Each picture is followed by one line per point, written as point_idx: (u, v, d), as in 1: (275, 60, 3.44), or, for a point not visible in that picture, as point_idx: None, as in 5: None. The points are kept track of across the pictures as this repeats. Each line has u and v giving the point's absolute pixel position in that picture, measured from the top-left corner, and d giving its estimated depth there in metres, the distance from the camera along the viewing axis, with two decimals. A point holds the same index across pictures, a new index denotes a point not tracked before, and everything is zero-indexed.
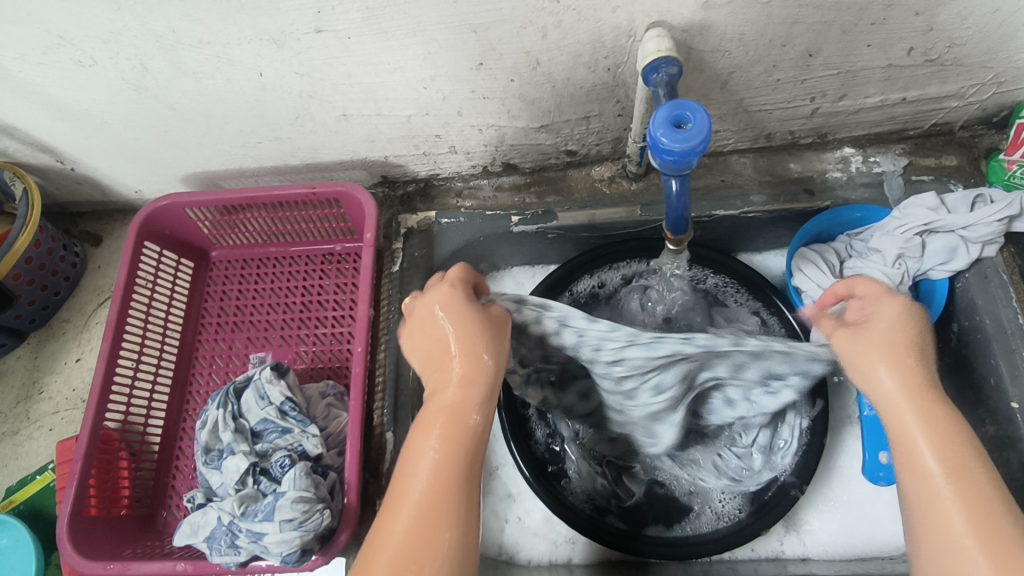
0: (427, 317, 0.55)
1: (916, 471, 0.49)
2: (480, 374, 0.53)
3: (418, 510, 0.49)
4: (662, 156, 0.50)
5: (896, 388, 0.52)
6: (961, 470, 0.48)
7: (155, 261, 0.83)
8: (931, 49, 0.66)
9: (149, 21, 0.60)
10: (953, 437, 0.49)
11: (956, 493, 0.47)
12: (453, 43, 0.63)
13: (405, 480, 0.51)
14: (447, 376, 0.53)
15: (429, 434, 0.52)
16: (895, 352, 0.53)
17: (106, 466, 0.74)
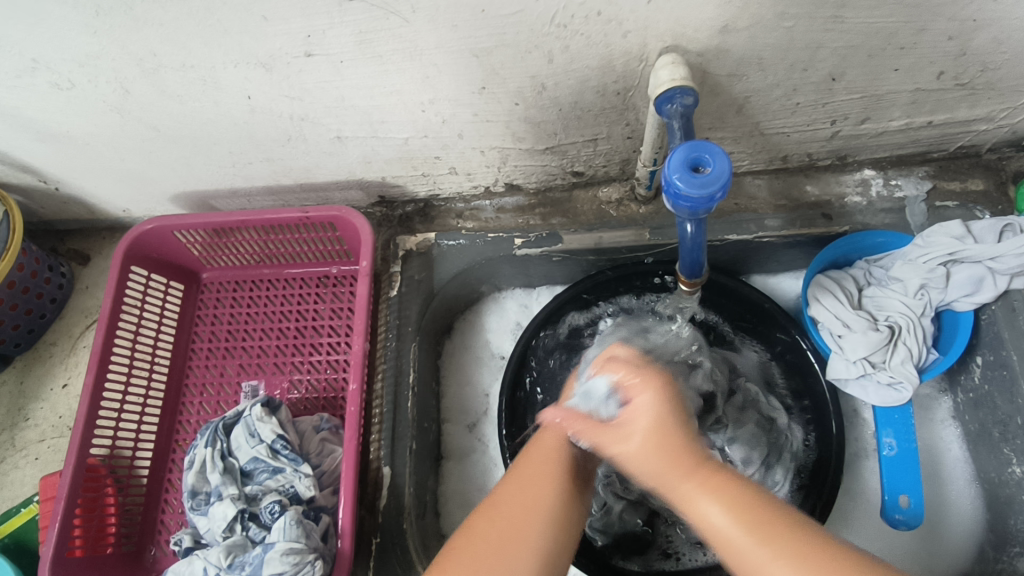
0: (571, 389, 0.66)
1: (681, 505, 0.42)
2: None
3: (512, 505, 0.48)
4: (677, 201, 0.47)
5: (632, 443, 0.45)
6: (716, 489, 0.41)
7: (143, 285, 0.80)
8: (963, 73, 0.62)
9: (128, 45, 0.56)
10: (722, 488, 0.41)
11: (726, 510, 0.40)
12: (452, 68, 0.60)
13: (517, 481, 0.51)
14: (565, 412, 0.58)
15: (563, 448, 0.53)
16: (647, 411, 0.46)
17: (92, 502, 0.71)
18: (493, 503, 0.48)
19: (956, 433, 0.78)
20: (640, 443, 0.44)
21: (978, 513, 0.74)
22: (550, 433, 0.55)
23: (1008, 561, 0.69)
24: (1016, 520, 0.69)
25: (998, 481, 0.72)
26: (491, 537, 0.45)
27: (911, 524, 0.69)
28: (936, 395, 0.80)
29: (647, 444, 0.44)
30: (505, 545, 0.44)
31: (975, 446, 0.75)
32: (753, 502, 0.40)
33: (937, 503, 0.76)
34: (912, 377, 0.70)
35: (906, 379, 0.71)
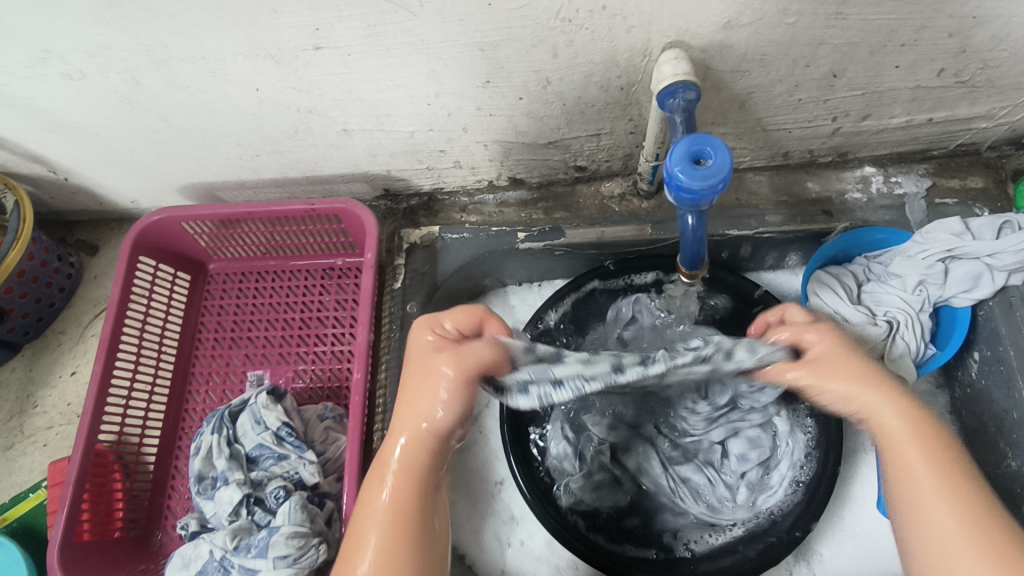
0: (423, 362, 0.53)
1: (897, 460, 0.49)
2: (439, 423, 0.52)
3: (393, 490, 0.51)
4: (679, 193, 0.47)
5: (851, 385, 0.51)
6: (933, 447, 0.48)
7: (150, 275, 0.81)
8: (962, 71, 0.63)
9: (138, 35, 0.57)
10: (942, 457, 0.48)
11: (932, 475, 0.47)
12: (458, 61, 0.60)
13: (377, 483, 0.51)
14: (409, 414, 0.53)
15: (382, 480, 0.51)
16: (847, 364, 0.52)
17: (100, 487, 0.72)
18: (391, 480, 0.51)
19: (952, 429, 0.78)
20: (823, 342, 0.54)
21: None
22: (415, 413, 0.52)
23: None
24: (1011, 513, 0.70)
25: (993, 474, 0.73)
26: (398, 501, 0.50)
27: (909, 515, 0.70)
28: (933, 392, 0.80)
29: (831, 355, 0.53)
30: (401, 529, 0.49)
31: (971, 441, 0.76)
32: (950, 462, 0.47)
33: None
34: (910, 371, 0.71)
35: (904, 373, 0.71)
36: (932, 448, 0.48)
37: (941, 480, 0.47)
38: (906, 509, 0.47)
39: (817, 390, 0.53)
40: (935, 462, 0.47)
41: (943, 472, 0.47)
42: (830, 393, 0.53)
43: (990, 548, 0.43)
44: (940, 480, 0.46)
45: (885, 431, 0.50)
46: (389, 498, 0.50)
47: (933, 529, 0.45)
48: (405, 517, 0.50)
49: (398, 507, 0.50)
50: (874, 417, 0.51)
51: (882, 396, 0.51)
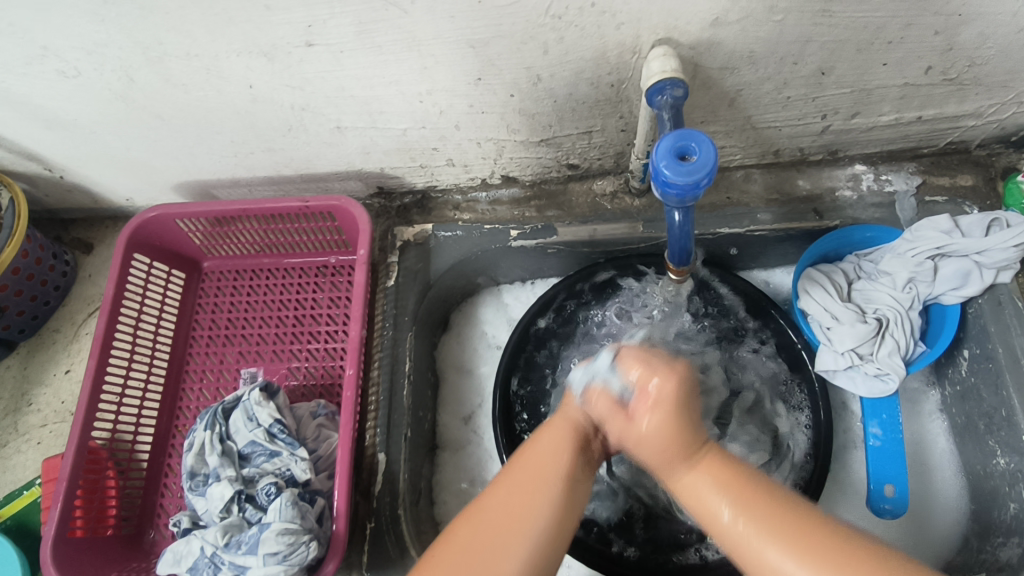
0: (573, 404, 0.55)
1: (693, 499, 0.46)
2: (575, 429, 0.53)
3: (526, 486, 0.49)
4: (665, 189, 0.48)
5: (666, 433, 0.47)
6: (731, 483, 0.45)
7: (144, 273, 0.81)
8: (950, 68, 0.63)
9: (133, 33, 0.57)
10: (740, 488, 0.45)
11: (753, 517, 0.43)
12: (449, 58, 0.61)
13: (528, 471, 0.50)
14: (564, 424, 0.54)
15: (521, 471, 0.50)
16: (668, 412, 0.48)
17: (93, 485, 0.73)
18: (526, 453, 0.52)
19: (943, 426, 0.79)
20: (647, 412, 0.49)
21: (963, 505, 0.75)
22: (573, 405, 0.55)
23: (991, 552, 0.69)
24: (1000, 511, 0.70)
25: (982, 472, 0.73)
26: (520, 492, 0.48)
27: (897, 512, 0.70)
28: (924, 388, 0.81)
29: (662, 429, 0.47)
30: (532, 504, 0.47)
31: (961, 438, 0.77)
32: (767, 501, 0.43)
33: (923, 494, 0.76)
34: (899, 369, 0.71)
35: (893, 370, 0.72)
36: (738, 487, 0.45)
37: (756, 518, 0.43)
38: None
39: (620, 437, 0.51)
40: (778, 508, 0.43)
41: (778, 526, 0.42)
42: (641, 446, 0.49)
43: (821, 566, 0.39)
44: (773, 528, 0.42)
45: (714, 513, 0.45)
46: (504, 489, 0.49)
47: (762, 568, 0.42)
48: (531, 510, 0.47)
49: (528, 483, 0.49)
50: (730, 535, 0.43)
51: (709, 462, 0.47)
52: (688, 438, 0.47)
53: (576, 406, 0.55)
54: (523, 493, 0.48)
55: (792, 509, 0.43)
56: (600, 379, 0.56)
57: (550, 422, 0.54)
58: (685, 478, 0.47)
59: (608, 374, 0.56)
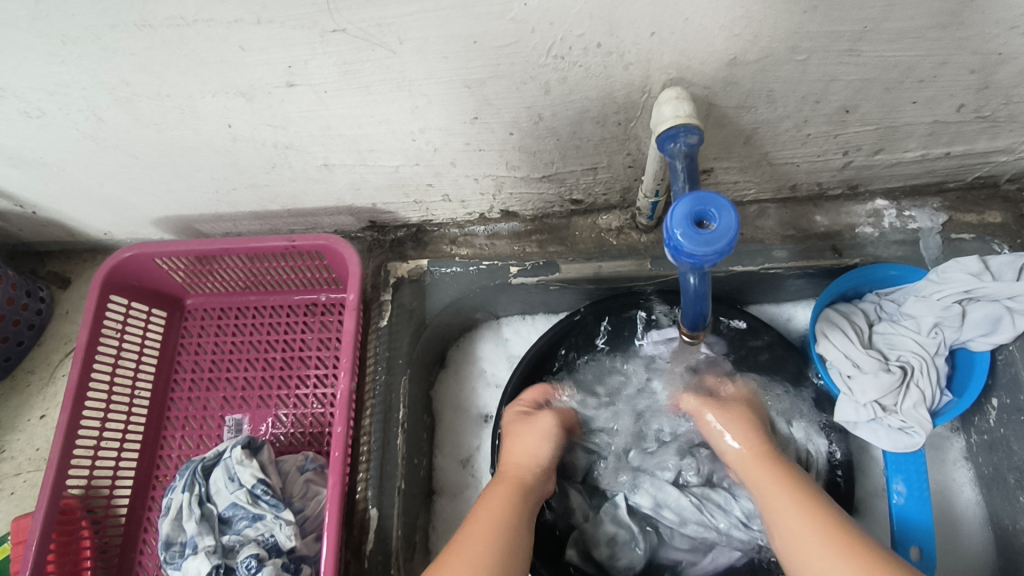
0: (515, 458, 0.65)
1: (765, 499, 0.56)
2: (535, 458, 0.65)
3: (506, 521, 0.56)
4: (679, 255, 0.43)
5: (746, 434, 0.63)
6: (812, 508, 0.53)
7: (122, 314, 0.77)
8: (984, 106, 0.58)
9: (98, 73, 0.53)
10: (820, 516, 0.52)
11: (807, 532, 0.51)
12: (443, 98, 0.56)
13: (483, 509, 0.58)
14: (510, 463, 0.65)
15: (489, 502, 0.59)
16: (737, 417, 0.65)
17: (66, 544, 0.68)
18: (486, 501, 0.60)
19: (969, 476, 0.74)
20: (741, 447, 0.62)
21: (992, 563, 0.70)
22: (517, 455, 0.66)
23: None
24: None
25: (1012, 528, 0.69)
26: (482, 528, 0.55)
27: None
28: (949, 434, 0.76)
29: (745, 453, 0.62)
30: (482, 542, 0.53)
31: (989, 491, 0.72)
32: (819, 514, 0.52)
33: (948, 549, 0.72)
34: (926, 422, 0.67)
35: (919, 423, 0.67)
36: (784, 480, 0.57)
37: (790, 498, 0.54)
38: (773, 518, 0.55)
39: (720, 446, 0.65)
40: (786, 511, 0.54)
41: (805, 504, 0.53)
42: (722, 437, 0.64)
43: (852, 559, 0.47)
44: (801, 503, 0.54)
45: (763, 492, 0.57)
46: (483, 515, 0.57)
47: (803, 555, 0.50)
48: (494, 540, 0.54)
49: (491, 524, 0.55)
50: (743, 462, 0.61)
51: (768, 467, 0.59)
52: (774, 454, 0.61)
53: (519, 456, 0.65)
54: (495, 512, 0.57)
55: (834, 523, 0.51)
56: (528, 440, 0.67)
57: (500, 480, 0.63)
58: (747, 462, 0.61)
59: (540, 440, 0.67)
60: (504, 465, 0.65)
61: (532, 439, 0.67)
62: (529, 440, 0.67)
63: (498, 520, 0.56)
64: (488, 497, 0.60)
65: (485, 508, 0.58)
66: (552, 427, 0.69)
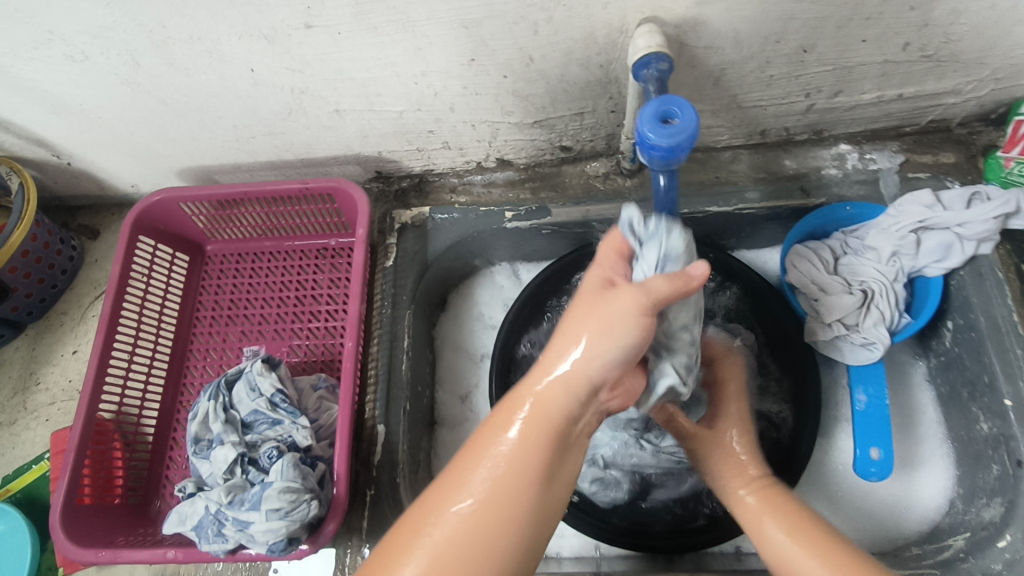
0: (559, 351, 0.47)
1: (773, 552, 0.56)
2: (597, 355, 0.46)
3: (500, 472, 0.45)
4: (650, 152, 0.50)
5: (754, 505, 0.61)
6: (822, 548, 0.53)
7: (149, 254, 0.83)
8: (927, 45, 0.65)
9: (138, 16, 0.60)
10: (838, 557, 0.52)
11: (824, 565, 0.52)
12: (443, 39, 0.63)
13: (488, 446, 0.46)
14: (551, 361, 0.47)
15: (505, 424, 0.46)
16: (747, 432, 0.67)
17: (100, 455, 0.75)
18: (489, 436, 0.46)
19: (930, 397, 0.81)
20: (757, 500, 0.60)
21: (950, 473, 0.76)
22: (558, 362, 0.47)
23: (975, 513, 0.71)
24: (984, 474, 0.72)
25: (966, 438, 0.75)
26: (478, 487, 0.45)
27: (883, 477, 0.71)
28: (911, 360, 0.83)
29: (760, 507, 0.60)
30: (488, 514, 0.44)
31: (948, 408, 0.78)
32: (828, 543, 0.54)
33: (910, 461, 0.78)
34: (885, 338, 0.73)
35: (879, 339, 0.73)
36: (813, 542, 0.54)
37: (830, 566, 0.52)
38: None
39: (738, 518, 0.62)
40: (810, 552, 0.54)
41: (829, 558, 0.52)
42: (763, 542, 0.58)
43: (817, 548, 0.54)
44: (829, 558, 0.52)
45: (780, 550, 0.56)
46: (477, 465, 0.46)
47: None
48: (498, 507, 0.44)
49: (497, 482, 0.44)
50: (752, 515, 0.60)
51: (800, 530, 0.56)
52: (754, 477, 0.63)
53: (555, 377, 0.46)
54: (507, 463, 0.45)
55: (847, 556, 0.52)
56: (599, 333, 0.46)
57: (516, 396, 0.47)
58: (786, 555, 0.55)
59: (608, 336, 0.46)
60: (539, 368, 0.47)
61: (598, 334, 0.46)
62: (584, 329, 0.46)
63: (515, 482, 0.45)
64: (520, 393, 0.47)
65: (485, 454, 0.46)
66: (627, 338, 0.46)
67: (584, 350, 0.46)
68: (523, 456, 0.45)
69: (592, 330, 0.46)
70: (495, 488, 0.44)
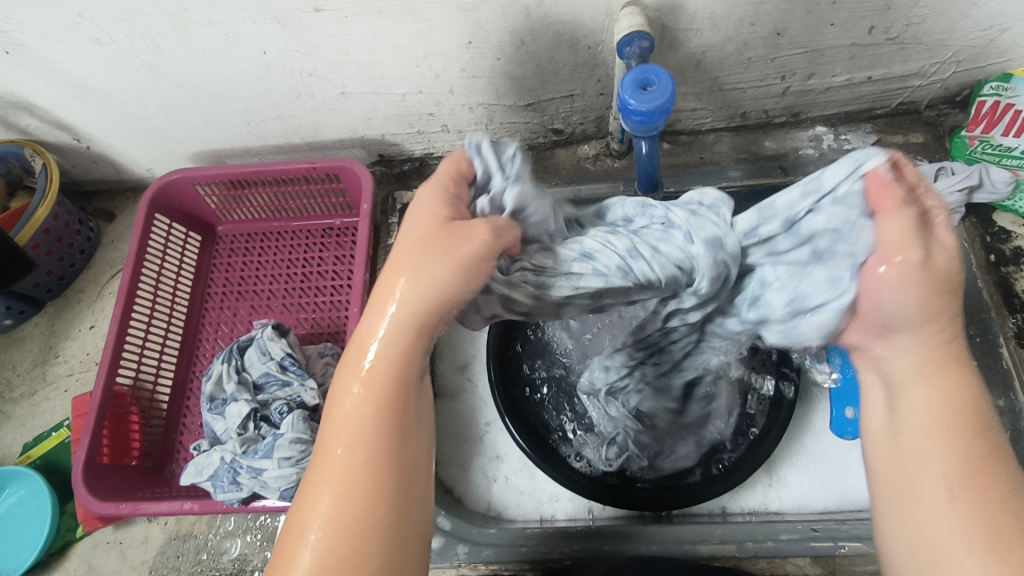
0: (385, 291, 0.45)
1: (897, 396, 0.43)
2: (445, 290, 0.44)
3: (362, 434, 0.41)
4: (631, 117, 0.54)
5: (911, 319, 0.42)
6: (961, 424, 0.41)
7: (165, 232, 0.88)
8: (890, 27, 0.71)
9: (162, 0, 0.65)
10: (967, 447, 0.40)
11: (950, 453, 0.40)
12: (442, 23, 0.68)
13: (340, 411, 0.43)
14: (383, 299, 0.44)
15: (355, 375, 0.43)
16: (935, 284, 0.41)
17: (119, 419, 0.79)
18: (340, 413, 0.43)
19: None
20: (915, 344, 0.43)
21: None
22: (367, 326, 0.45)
23: None
24: None
25: None
26: (343, 460, 0.41)
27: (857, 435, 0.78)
28: None
29: (918, 354, 0.43)
30: (361, 491, 0.40)
31: None
32: (967, 419, 0.41)
33: None
34: None
35: None
36: (956, 420, 0.41)
37: (952, 466, 0.40)
38: (907, 492, 0.41)
39: (862, 344, 0.46)
40: (948, 430, 0.41)
41: (960, 450, 0.40)
42: (891, 296, 0.42)
43: (974, 481, 0.39)
44: (964, 457, 0.40)
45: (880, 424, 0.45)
46: (336, 433, 0.42)
47: (911, 472, 0.41)
48: (362, 472, 0.40)
49: (354, 445, 0.41)
50: (894, 368, 0.44)
51: (944, 376, 0.42)
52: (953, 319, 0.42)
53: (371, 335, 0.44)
54: (350, 417, 0.42)
55: (984, 439, 0.40)
56: (392, 284, 0.45)
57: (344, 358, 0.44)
58: (920, 418, 0.42)
59: (397, 295, 0.44)
60: (370, 316, 0.45)
61: (432, 274, 0.44)
62: (425, 267, 0.44)
63: (378, 446, 0.41)
64: (360, 343, 0.44)
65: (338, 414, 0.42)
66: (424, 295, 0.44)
67: (409, 285, 0.44)
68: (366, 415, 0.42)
69: (429, 269, 0.44)
70: (340, 471, 0.41)
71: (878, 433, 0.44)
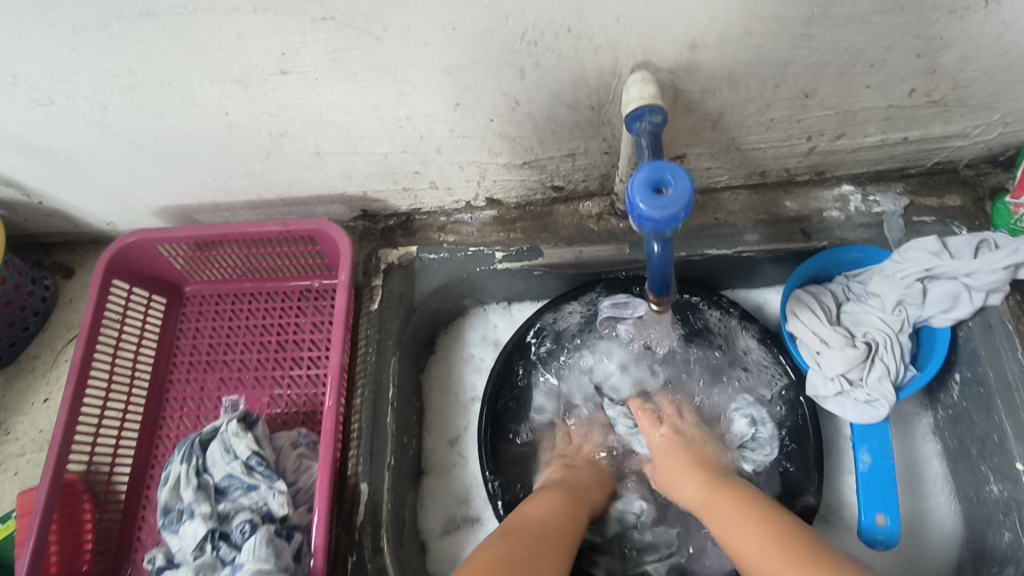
0: (581, 468, 0.75)
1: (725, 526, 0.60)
2: (597, 479, 0.74)
3: (554, 540, 0.60)
4: (641, 222, 0.46)
5: (692, 472, 0.69)
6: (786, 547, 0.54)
7: (124, 299, 0.80)
8: (934, 90, 0.62)
9: (105, 61, 0.57)
10: (796, 550, 0.54)
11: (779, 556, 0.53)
12: (427, 84, 0.60)
13: (555, 530, 0.62)
14: (569, 471, 0.74)
15: (546, 498, 0.67)
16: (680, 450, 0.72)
17: (68, 518, 0.71)
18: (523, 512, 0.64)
19: (936, 451, 0.77)
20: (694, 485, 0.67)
21: (959, 532, 0.73)
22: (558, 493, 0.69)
23: None
24: (994, 540, 0.69)
25: (976, 498, 0.72)
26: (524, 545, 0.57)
27: (889, 544, 0.68)
28: (916, 411, 0.79)
29: (718, 485, 0.65)
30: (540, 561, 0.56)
31: (954, 463, 0.75)
32: (793, 543, 0.54)
33: (917, 523, 0.74)
34: (890, 395, 0.70)
35: (883, 396, 0.70)
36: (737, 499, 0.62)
37: (763, 543, 0.55)
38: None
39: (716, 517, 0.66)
40: (750, 523, 0.58)
41: (765, 526, 0.57)
42: (679, 488, 0.69)
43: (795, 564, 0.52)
44: (764, 526, 0.57)
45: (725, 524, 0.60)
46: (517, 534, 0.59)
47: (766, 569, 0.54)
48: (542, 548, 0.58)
49: (528, 540, 0.58)
50: (703, 504, 0.64)
51: (761, 511, 0.59)
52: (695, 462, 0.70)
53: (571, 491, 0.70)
54: (546, 518, 0.63)
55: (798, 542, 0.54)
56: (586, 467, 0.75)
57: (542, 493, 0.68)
58: (727, 526, 0.60)
59: (594, 471, 0.75)
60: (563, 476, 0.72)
61: (595, 472, 0.75)
62: (591, 470, 0.75)
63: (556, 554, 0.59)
64: (545, 491, 0.68)
65: (525, 517, 0.63)
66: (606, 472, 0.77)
67: (584, 466, 0.75)
68: (556, 514, 0.64)
69: (586, 470, 0.75)
70: (532, 534, 0.60)
71: (715, 536, 0.62)
